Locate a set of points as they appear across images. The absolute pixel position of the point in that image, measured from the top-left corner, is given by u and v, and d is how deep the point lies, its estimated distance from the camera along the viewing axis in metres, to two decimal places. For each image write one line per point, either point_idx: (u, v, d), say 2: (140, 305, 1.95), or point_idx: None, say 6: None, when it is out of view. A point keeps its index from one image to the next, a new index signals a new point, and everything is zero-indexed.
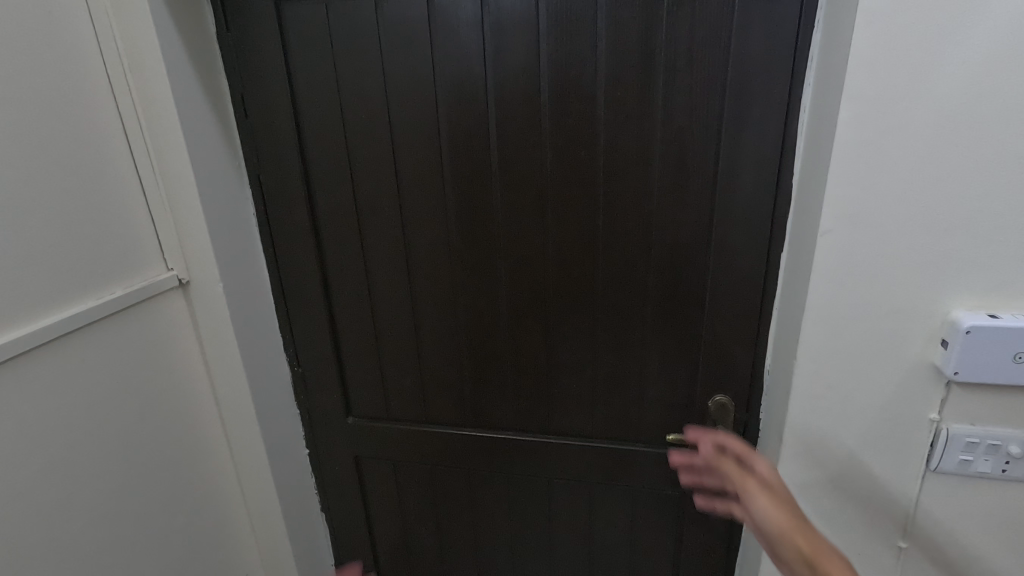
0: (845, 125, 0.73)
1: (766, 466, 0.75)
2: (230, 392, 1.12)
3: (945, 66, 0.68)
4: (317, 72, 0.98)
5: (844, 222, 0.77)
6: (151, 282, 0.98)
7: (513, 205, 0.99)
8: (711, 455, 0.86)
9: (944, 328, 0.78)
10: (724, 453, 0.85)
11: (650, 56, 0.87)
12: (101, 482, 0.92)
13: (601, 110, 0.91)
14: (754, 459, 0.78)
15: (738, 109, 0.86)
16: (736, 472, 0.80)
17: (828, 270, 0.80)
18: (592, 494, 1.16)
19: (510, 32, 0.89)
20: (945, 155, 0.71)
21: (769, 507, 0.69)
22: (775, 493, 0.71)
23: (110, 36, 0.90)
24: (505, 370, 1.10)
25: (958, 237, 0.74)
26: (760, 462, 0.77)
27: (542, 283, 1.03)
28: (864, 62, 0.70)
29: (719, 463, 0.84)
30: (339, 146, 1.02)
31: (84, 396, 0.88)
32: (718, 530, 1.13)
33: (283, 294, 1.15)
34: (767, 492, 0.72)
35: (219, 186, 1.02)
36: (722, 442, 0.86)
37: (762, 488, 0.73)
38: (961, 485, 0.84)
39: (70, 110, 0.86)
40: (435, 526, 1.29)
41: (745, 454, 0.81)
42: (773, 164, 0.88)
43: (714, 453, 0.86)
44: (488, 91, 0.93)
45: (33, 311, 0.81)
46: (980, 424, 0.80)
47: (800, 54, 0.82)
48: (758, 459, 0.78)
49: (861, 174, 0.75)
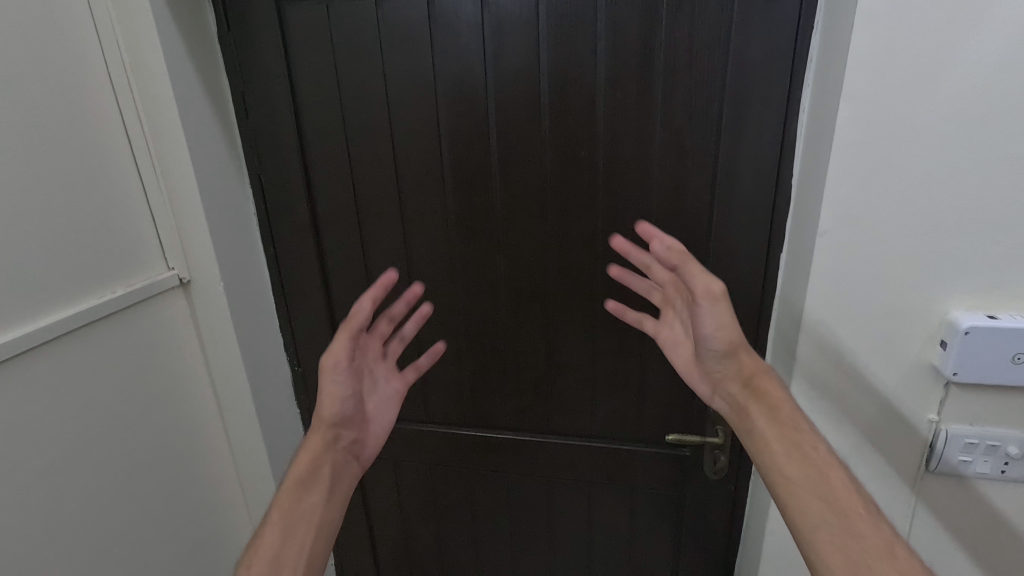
0: (843, 126, 0.74)
1: (716, 299, 0.71)
2: (231, 391, 1.13)
3: (943, 68, 0.68)
4: (318, 72, 0.98)
5: (842, 222, 0.77)
6: (151, 281, 0.99)
7: (512, 205, 0.99)
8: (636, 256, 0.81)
9: (943, 329, 0.78)
10: (666, 290, 0.83)
11: (649, 57, 0.87)
12: (102, 480, 0.92)
13: (601, 111, 0.91)
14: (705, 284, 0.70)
15: (737, 110, 0.86)
16: (680, 292, 0.79)
17: (827, 271, 0.80)
18: (591, 494, 1.17)
19: (509, 33, 0.90)
20: (944, 156, 0.71)
21: (718, 319, 0.71)
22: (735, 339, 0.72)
23: (112, 37, 0.91)
24: (505, 369, 1.11)
25: (956, 238, 0.74)
26: (693, 283, 0.77)
27: (542, 282, 1.03)
28: (863, 63, 0.70)
29: (666, 302, 0.83)
30: (339, 145, 1.02)
31: (85, 394, 0.89)
32: (718, 530, 1.13)
33: (284, 293, 1.15)
34: (719, 307, 0.71)
35: (220, 185, 1.02)
36: (653, 232, 0.73)
37: (704, 304, 0.71)
38: (960, 485, 0.84)
39: (71, 110, 0.86)
40: (435, 526, 1.29)
41: (676, 282, 0.79)
42: (772, 164, 0.88)
43: (660, 272, 0.80)
44: (488, 91, 0.94)
45: (34, 310, 0.81)
46: (978, 425, 0.80)
47: (799, 55, 0.82)
48: (686, 292, 0.79)
49: (859, 175, 0.75)
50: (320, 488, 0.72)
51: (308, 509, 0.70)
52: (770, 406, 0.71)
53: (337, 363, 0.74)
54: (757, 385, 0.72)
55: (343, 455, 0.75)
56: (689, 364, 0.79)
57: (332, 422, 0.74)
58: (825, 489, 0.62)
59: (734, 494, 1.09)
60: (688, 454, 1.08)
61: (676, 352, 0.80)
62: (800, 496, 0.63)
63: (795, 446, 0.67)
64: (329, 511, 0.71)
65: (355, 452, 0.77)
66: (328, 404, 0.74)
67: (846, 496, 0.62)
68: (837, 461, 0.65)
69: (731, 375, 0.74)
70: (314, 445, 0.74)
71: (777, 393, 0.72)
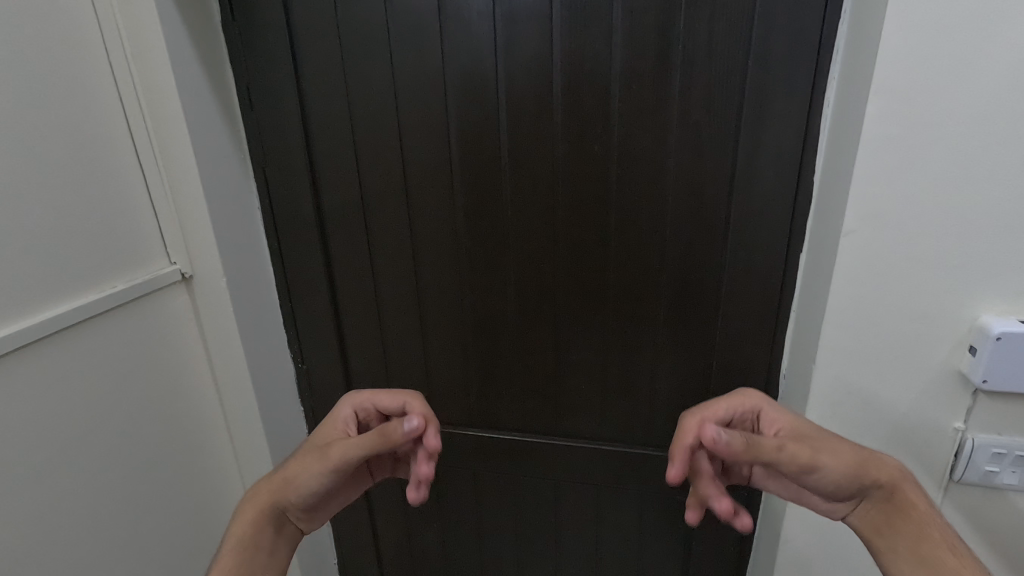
0: (871, 123, 0.70)
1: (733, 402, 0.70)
2: (233, 388, 1.11)
3: (982, 60, 0.65)
4: (325, 64, 0.96)
5: (867, 222, 0.74)
6: (154, 275, 0.97)
7: (524, 201, 0.96)
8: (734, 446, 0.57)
9: (971, 335, 0.74)
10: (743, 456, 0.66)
11: (667, 51, 0.84)
12: (104, 478, 0.90)
13: (616, 106, 0.88)
14: (730, 405, 0.70)
15: (758, 105, 0.83)
16: (734, 405, 0.70)
17: (849, 273, 0.77)
18: (600, 497, 1.14)
19: (522, 23, 0.86)
20: (976, 155, 0.68)
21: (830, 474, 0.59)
22: (814, 444, 0.61)
23: (114, 27, 0.88)
24: (513, 369, 1.08)
25: (991, 239, 0.70)
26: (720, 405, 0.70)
27: (552, 281, 1.00)
28: (894, 55, 0.67)
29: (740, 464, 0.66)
30: (347, 139, 1.00)
31: (88, 389, 0.87)
32: (729, 537, 1.10)
33: (288, 289, 1.13)
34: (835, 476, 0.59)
35: (224, 179, 1.00)
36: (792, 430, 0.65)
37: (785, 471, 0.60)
38: (984, 496, 0.81)
39: (72, 99, 0.84)
40: (439, 527, 1.26)
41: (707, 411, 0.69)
42: (793, 161, 0.85)
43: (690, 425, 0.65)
44: (499, 85, 0.91)
45: (36, 303, 0.79)
46: (1007, 435, 0.77)
47: (825, 49, 0.79)
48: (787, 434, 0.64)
49: (888, 174, 0.72)
50: (265, 547, 0.64)
51: (259, 562, 0.62)
52: (896, 503, 0.58)
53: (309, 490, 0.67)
54: (887, 485, 0.59)
55: (293, 519, 0.67)
56: (836, 509, 0.62)
57: (284, 494, 0.66)
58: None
59: (747, 500, 1.07)
60: None
61: (809, 498, 0.64)
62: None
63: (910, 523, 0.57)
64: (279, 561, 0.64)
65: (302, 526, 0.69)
66: (304, 479, 0.66)
67: (922, 522, 0.56)
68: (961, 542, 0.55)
69: (872, 495, 0.59)
70: (260, 505, 0.65)
71: (922, 504, 0.57)
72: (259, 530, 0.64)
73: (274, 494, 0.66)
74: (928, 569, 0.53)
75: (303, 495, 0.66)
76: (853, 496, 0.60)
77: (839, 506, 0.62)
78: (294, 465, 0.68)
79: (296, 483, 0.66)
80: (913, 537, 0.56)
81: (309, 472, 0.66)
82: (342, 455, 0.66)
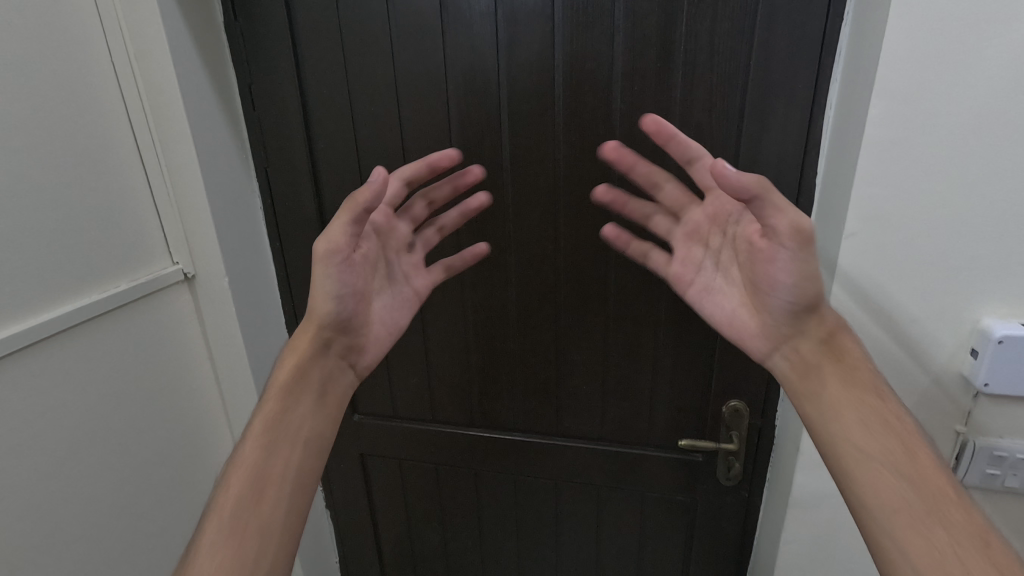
0: (873, 124, 0.70)
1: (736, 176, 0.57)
2: (235, 387, 1.11)
3: (986, 61, 0.64)
4: (326, 64, 0.96)
5: (870, 224, 0.74)
6: (156, 275, 0.97)
7: (525, 201, 0.96)
8: (746, 185, 0.54)
9: (973, 337, 0.74)
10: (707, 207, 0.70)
11: (669, 51, 0.83)
12: (106, 476, 0.91)
13: (617, 106, 0.88)
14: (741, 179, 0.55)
15: (760, 105, 0.83)
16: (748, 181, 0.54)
17: (851, 275, 0.77)
18: (600, 497, 1.14)
19: (524, 22, 0.86)
20: (980, 157, 0.68)
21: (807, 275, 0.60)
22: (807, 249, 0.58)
23: (117, 28, 0.89)
24: (513, 368, 1.08)
25: (993, 242, 0.70)
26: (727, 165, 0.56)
27: (553, 280, 1.00)
28: (897, 56, 0.67)
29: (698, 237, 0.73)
30: (348, 138, 1.00)
31: (90, 388, 0.88)
32: (730, 538, 1.10)
33: (290, 288, 1.13)
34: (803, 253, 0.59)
35: (226, 179, 1.00)
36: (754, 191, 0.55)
37: (784, 247, 0.59)
38: (986, 499, 0.81)
39: (74, 100, 0.84)
40: (440, 526, 1.27)
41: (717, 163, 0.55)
42: (795, 162, 0.84)
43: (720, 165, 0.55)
44: (501, 85, 0.91)
45: (39, 303, 0.80)
46: (1009, 437, 0.77)
47: (827, 50, 0.79)
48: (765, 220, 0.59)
49: (891, 176, 0.71)
50: (308, 394, 0.68)
51: (298, 421, 0.66)
52: (847, 369, 0.61)
53: (331, 316, 0.70)
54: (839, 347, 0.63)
55: (336, 362, 0.72)
56: (769, 343, 0.66)
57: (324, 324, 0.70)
58: (910, 467, 0.54)
59: (748, 501, 1.07)
60: (700, 460, 1.05)
61: (739, 330, 0.68)
62: (875, 468, 0.55)
63: (868, 407, 0.58)
64: (320, 421, 0.68)
65: (351, 359, 0.73)
66: (320, 307, 0.69)
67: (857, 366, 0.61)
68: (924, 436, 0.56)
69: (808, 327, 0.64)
70: (300, 351, 0.69)
71: (856, 353, 0.62)
72: (298, 382, 0.68)
73: (299, 356, 0.69)
74: (865, 440, 0.57)
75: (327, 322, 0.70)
76: (797, 324, 0.64)
77: (781, 344, 0.65)
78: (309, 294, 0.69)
79: (318, 313, 0.69)
80: (863, 415, 0.58)
81: (320, 280, 0.68)
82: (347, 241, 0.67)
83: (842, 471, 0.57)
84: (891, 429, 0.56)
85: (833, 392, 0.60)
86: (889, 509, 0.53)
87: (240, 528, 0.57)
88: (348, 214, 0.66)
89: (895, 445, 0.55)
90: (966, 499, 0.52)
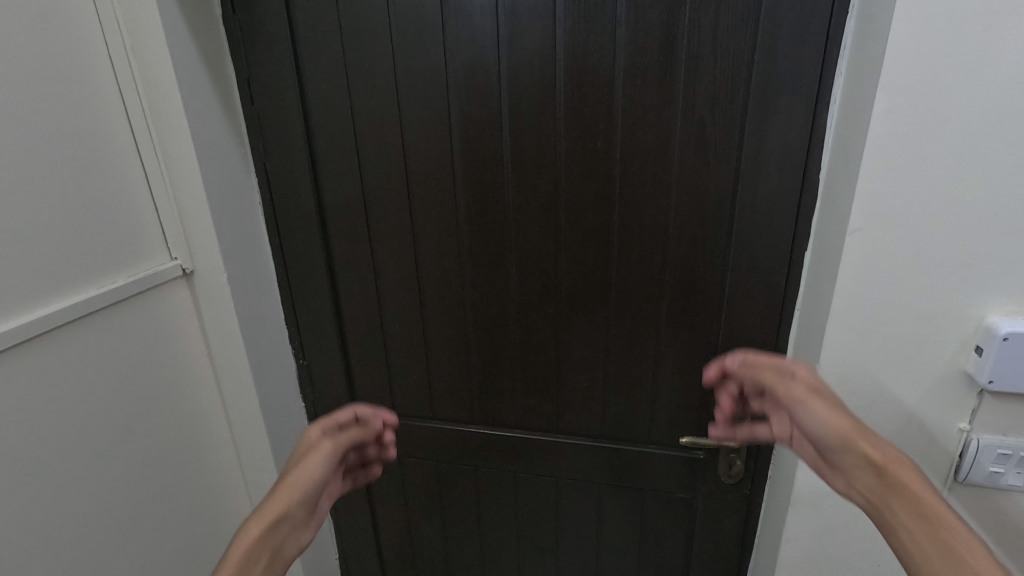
0: (878, 119, 0.69)
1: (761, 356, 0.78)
2: (234, 384, 1.11)
3: (992, 56, 0.64)
4: (325, 58, 0.95)
5: (874, 220, 0.73)
6: (154, 271, 0.96)
7: (525, 197, 0.96)
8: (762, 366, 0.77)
9: (978, 335, 0.74)
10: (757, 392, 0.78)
11: (672, 45, 0.83)
12: (104, 472, 0.90)
13: (619, 100, 0.87)
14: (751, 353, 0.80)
15: (764, 100, 0.82)
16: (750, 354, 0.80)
17: (855, 272, 0.76)
18: (601, 495, 1.14)
19: (525, 16, 0.85)
20: (985, 153, 0.67)
21: (824, 412, 0.67)
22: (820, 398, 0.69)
23: (114, 22, 0.88)
24: (514, 366, 1.08)
25: (999, 239, 0.69)
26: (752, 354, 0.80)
27: (554, 277, 0.99)
28: (903, 49, 0.66)
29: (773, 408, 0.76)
30: (347, 133, 0.99)
31: (87, 384, 0.87)
32: (731, 536, 1.10)
33: (289, 285, 1.13)
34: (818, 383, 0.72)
35: (224, 174, 0.99)
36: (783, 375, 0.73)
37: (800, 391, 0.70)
38: (989, 497, 0.80)
39: (71, 94, 0.83)
40: (440, 523, 1.26)
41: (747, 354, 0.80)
42: (799, 156, 0.84)
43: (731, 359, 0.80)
44: (501, 81, 0.90)
45: (36, 299, 0.79)
46: (1012, 435, 0.77)
47: (831, 44, 0.78)
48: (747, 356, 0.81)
49: (895, 171, 0.71)
50: (260, 563, 0.57)
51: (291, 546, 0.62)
52: (898, 487, 0.57)
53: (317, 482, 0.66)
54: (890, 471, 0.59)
55: (296, 527, 0.62)
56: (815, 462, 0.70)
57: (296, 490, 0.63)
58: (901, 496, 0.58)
59: (749, 499, 1.06)
60: (701, 458, 1.05)
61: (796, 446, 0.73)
62: (924, 563, 0.52)
63: (916, 509, 0.55)
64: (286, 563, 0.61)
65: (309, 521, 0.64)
66: (308, 471, 0.66)
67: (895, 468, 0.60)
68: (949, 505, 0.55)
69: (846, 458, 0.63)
70: (263, 518, 0.60)
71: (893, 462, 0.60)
72: (256, 548, 0.58)
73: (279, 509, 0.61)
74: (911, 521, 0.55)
75: (310, 487, 0.64)
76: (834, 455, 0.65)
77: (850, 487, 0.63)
78: (289, 473, 0.65)
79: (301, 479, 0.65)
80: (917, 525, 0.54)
81: (320, 455, 0.67)
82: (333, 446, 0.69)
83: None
84: (934, 524, 0.53)
85: (905, 521, 0.55)
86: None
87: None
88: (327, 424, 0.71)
89: (928, 532, 0.53)
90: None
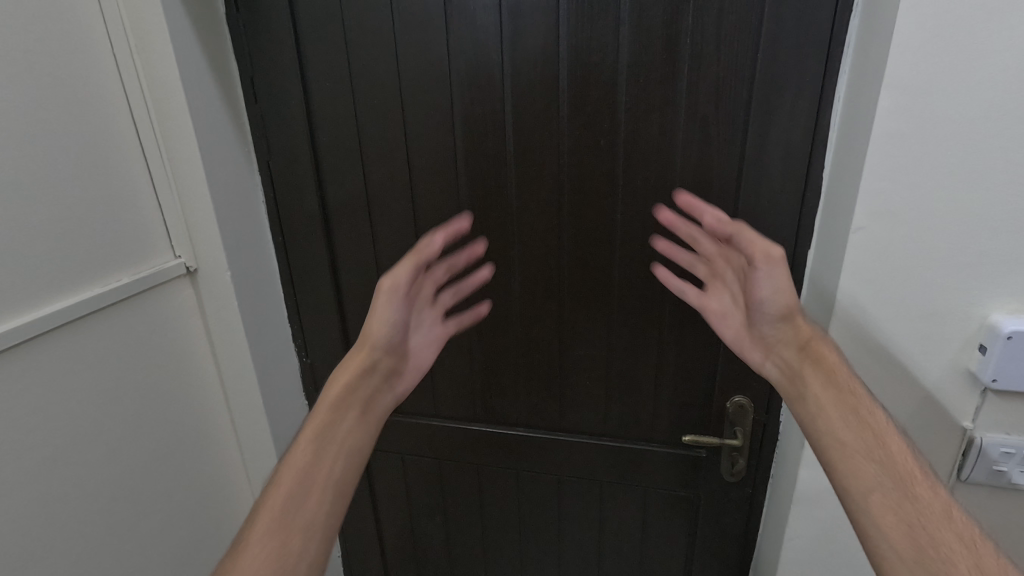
0: (882, 117, 0.69)
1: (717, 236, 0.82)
2: (237, 381, 1.11)
3: (997, 54, 0.64)
4: (329, 55, 0.95)
5: (878, 218, 0.73)
6: (157, 269, 0.97)
7: (528, 194, 0.96)
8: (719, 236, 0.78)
9: (982, 333, 0.73)
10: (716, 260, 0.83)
11: (675, 43, 0.82)
12: (108, 470, 0.91)
13: (622, 98, 0.87)
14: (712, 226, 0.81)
15: (768, 98, 0.82)
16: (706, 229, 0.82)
17: (858, 270, 0.76)
18: (603, 492, 1.14)
19: (528, 14, 0.85)
20: (989, 151, 0.67)
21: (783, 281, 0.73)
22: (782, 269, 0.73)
23: (118, 20, 0.88)
24: (517, 363, 1.08)
25: (1003, 236, 0.69)
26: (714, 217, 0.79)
27: (556, 274, 1.00)
28: (907, 46, 0.66)
29: (715, 271, 0.83)
30: (350, 131, 0.99)
31: (90, 383, 0.87)
32: (733, 534, 1.10)
33: (292, 283, 1.13)
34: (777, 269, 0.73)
35: (228, 172, 1.00)
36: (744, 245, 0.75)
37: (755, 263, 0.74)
38: (991, 495, 0.80)
39: (75, 92, 0.83)
40: (442, 521, 1.27)
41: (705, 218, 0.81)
42: (802, 154, 0.84)
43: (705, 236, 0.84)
44: (504, 79, 0.90)
45: (37, 298, 0.79)
46: (1015, 434, 0.76)
47: (835, 42, 0.78)
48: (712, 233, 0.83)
49: (900, 169, 0.70)
50: (353, 409, 0.75)
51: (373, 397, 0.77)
52: (827, 371, 0.69)
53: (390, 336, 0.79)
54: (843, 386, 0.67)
55: (380, 381, 0.78)
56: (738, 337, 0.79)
57: (376, 346, 0.78)
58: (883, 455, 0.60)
59: (751, 497, 1.06)
60: (704, 456, 1.05)
61: (749, 352, 0.78)
62: (855, 461, 0.61)
63: (852, 411, 0.65)
64: (363, 430, 0.75)
65: (392, 380, 0.80)
66: (377, 327, 0.78)
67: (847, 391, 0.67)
68: (895, 427, 0.63)
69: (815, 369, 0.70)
70: (354, 367, 0.76)
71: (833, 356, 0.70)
72: (344, 400, 0.74)
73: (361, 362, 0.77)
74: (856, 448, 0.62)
75: (387, 331, 0.78)
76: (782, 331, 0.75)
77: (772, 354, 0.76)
78: (366, 320, 0.78)
79: (375, 335, 0.78)
80: (852, 424, 0.64)
81: (382, 309, 0.78)
82: (393, 290, 0.78)
83: (848, 480, 0.61)
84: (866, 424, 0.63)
85: (870, 471, 0.60)
86: (870, 500, 0.58)
87: (287, 527, 0.63)
88: (410, 262, 0.79)
89: (868, 439, 0.62)
90: (933, 479, 0.57)
